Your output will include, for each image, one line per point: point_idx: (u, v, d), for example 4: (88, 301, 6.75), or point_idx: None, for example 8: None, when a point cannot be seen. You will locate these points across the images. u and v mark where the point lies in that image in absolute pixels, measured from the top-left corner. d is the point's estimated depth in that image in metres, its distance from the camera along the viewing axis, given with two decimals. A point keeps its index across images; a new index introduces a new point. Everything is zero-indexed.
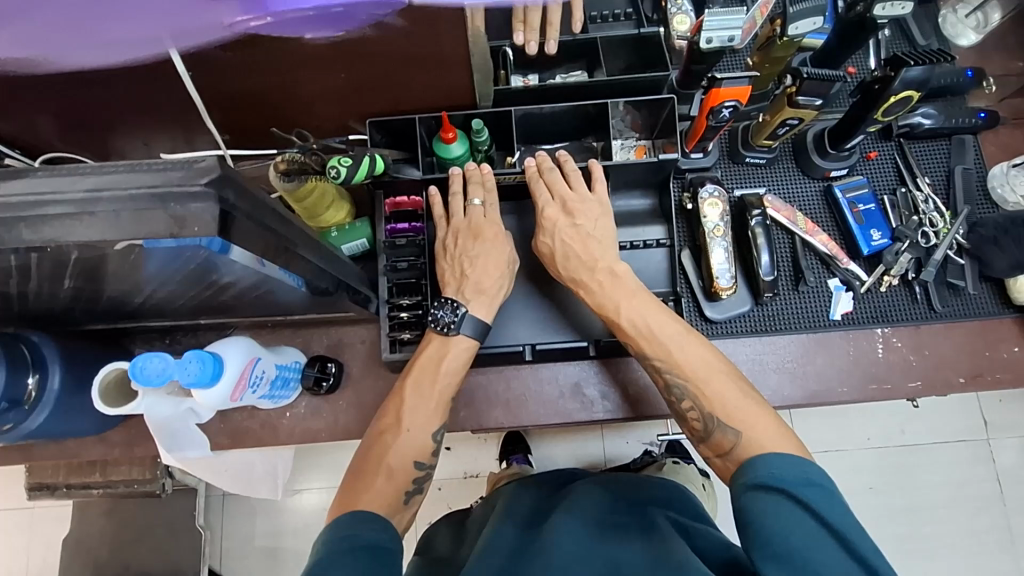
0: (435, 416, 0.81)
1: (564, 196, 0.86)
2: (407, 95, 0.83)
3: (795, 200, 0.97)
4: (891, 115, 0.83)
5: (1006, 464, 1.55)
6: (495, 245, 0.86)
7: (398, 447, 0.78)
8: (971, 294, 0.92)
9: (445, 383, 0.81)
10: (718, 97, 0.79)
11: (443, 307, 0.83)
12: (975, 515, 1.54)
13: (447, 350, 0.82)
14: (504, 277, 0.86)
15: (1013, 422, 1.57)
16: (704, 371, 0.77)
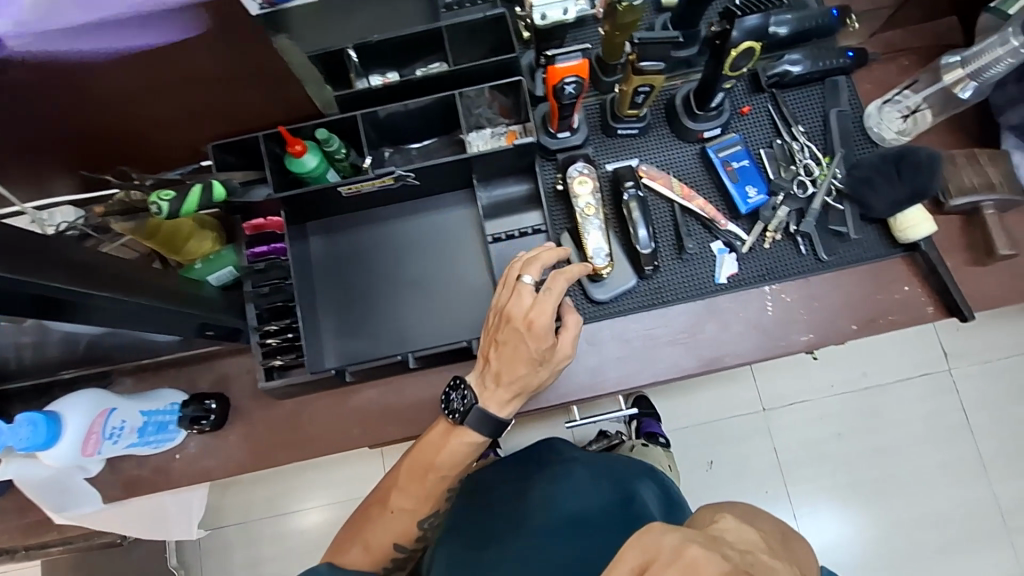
0: (423, 504, 0.79)
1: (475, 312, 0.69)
2: (240, 113, 0.79)
3: (672, 166, 0.94)
4: (739, 70, 0.78)
5: (968, 393, 1.54)
6: (538, 342, 0.73)
7: (384, 526, 0.78)
8: (857, 238, 0.90)
9: (437, 477, 0.78)
10: (556, 75, 0.76)
11: (456, 390, 0.77)
12: (945, 448, 1.52)
13: (447, 441, 0.77)
14: (533, 373, 0.75)
15: (970, 349, 1.56)
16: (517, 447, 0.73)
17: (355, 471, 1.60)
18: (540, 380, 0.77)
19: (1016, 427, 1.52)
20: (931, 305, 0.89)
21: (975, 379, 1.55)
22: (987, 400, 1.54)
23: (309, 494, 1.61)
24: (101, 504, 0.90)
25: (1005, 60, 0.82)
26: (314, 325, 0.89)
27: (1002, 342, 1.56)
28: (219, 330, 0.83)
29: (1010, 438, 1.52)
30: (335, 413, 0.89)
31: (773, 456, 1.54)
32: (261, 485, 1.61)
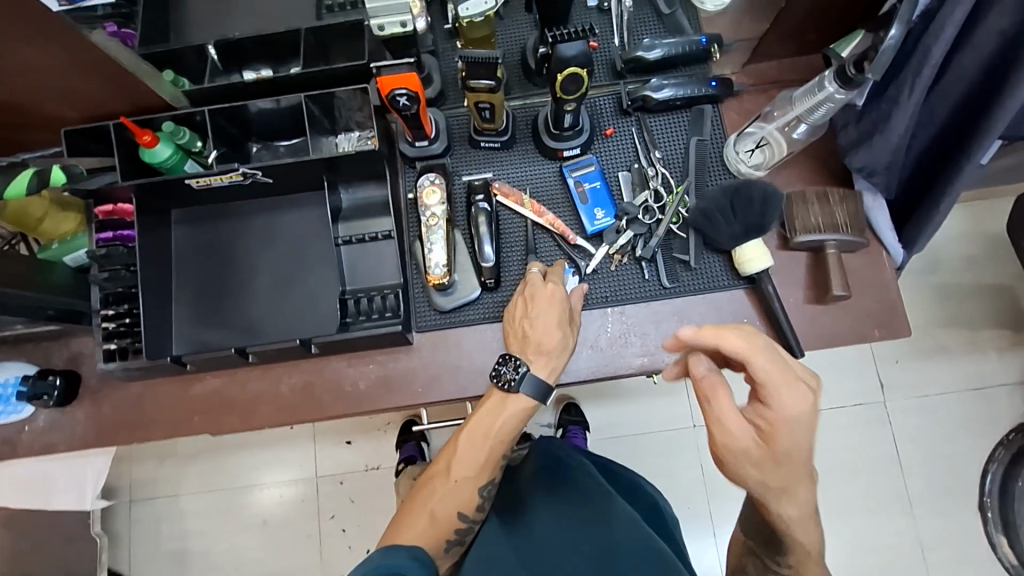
0: (485, 470, 0.83)
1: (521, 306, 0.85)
2: (92, 102, 0.83)
3: (531, 182, 0.95)
4: (573, 93, 0.80)
5: (900, 426, 1.51)
6: (554, 305, 0.84)
7: (446, 495, 0.83)
8: (701, 267, 0.91)
9: (496, 441, 0.83)
10: (385, 86, 0.78)
11: (506, 363, 0.82)
12: (871, 480, 1.49)
13: (504, 408, 0.83)
14: (566, 334, 0.84)
15: (909, 383, 1.53)
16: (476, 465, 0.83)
17: (278, 455, 1.63)
18: (568, 340, 0.84)
19: (948, 464, 1.48)
20: (766, 340, 0.89)
21: (911, 413, 1.52)
22: (920, 435, 1.50)
23: (250, 475, 1.62)
24: None
25: (827, 103, 0.82)
26: (163, 312, 0.92)
27: (939, 378, 1.52)
28: (60, 312, 0.86)
29: (943, 474, 1.48)
30: (178, 400, 0.92)
31: (699, 475, 1.53)
32: (198, 462, 1.63)
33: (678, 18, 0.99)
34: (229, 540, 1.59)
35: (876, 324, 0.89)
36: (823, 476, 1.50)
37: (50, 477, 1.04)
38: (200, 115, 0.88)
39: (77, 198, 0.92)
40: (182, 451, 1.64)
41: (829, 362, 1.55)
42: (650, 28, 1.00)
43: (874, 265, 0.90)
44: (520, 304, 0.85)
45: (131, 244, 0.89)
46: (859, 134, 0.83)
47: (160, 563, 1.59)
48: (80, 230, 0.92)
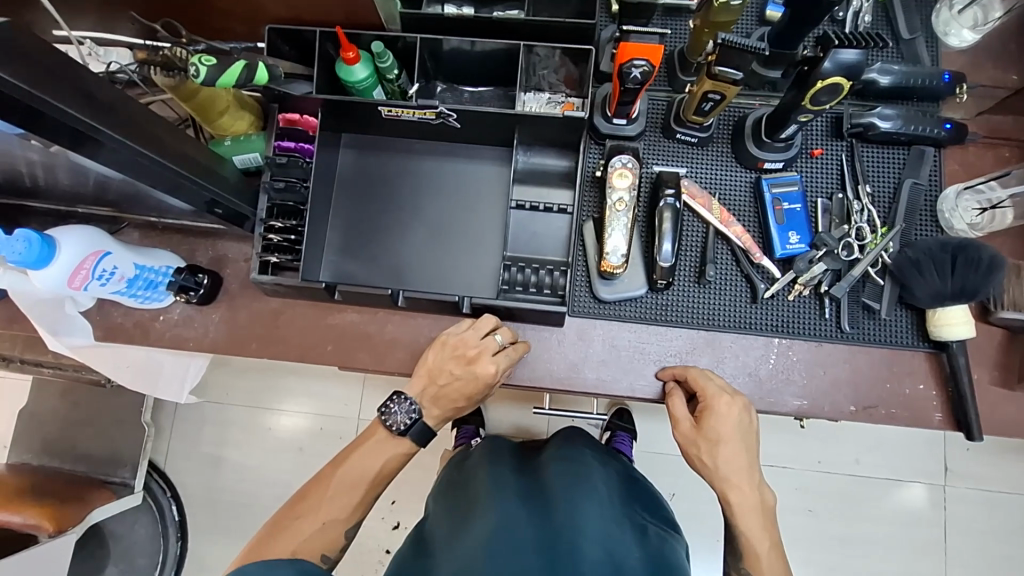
0: (351, 512, 0.82)
1: (457, 369, 0.81)
2: (308, 5, 0.78)
3: (719, 187, 0.89)
4: (820, 105, 0.74)
5: (958, 515, 1.43)
6: (481, 384, 0.81)
7: (314, 533, 0.79)
8: (887, 319, 0.85)
9: (368, 487, 0.82)
10: (626, 54, 0.74)
11: (398, 403, 0.82)
12: (915, 560, 1.42)
13: (383, 451, 0.83)
14: (469, 402, 0.84)
15: (979, 474, 1.44)
16: (352, 488, 0.82)
17: (331, 391, 1.61)
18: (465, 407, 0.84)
19: (999, 566, 1.41)
20: (939, 413, 0.83)
21: (976, 505, 1.43)
22: (978, 531, 1.42)
23: (271, 399, 1.60)
24: (92, 339, 0.93)
25: None
26: (319, 235, 0.88)
27: (1014, 478, 1.43)
28: (227, 212, 0.83)
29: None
30: (314, 325, 0.90)
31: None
32: (247, 377, 1.62)
33: (918, 46, 0.90)
34: (261, 458, 1.58)
35: None
36: (867, 547, 1.43)
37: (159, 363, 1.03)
38: (404, 41, 0.84)
39: (253, 96, 0.89)
40: (236, 363, 1.61)
41: (906, 432, 1.46)
42: (883, 51, 0.91)
43: None
44: (452, 350, 0.81)
45: (309, 159, 0.87)
46: None
47: (194, 465, 1.58)
48: (253, 132, 0.89)
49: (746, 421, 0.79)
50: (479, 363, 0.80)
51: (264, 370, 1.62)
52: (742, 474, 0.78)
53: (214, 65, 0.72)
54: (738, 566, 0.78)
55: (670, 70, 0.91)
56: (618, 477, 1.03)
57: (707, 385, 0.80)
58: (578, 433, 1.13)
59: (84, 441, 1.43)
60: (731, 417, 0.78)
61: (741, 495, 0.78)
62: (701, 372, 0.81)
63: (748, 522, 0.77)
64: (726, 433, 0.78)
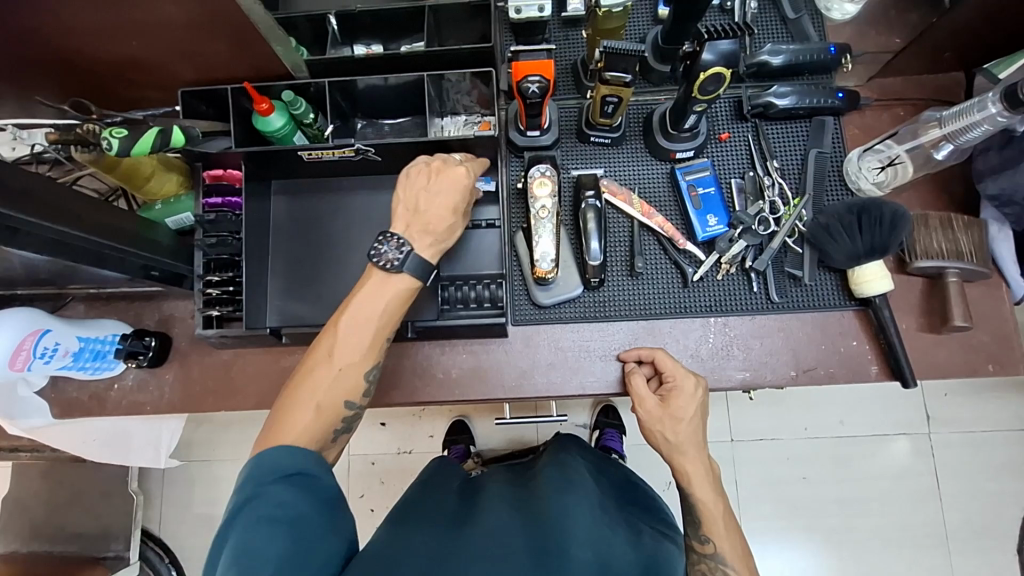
0: (368, 356, 0.75)
1: (427, 196, 0.76)
2: (215, 64, 0.82)
3: (639, 182, 0.93)
4: (709, 94, 0.78)
5: (942, 460, 1.45)
6: (456, 181, 0.77)
7: (330, 382, 0.74)
8: (812, 285, 0.88)
9: (380, 330, 0.75)
10: (519, 72, 0.78)
11: (387, 242, 0.75)
12: (906, 509, 1.44)
13: (386, 288, 0.74)
14: (455, 219, 0.77)
15: (957, 417, 1.47)
16: (361, 337, 0.74)
17: None
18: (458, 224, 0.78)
19: (991, 504, 1.43)
20: (875, 365, 0.87)
21: (958, 448, 1.46)
22: (962, 472, 1.45)
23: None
24: (50, 418, 0.93)
25: (983, 125, 0.79)
26: (258, 282, 0.90)
27: (988, 415, 1.46)
28: (163, 274, 0.85)
29: (985, 513, 1.43)
30: (268, 371, 0.91)
31: (734, 492, 1.48)
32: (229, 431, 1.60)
33: (804, 24, 0.95)
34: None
35: (989, 359, 0.85)
36: (857, 505, 1.46)
37: (129, 430, 1.03)
38: (315, 86, 0.87)
39: (178, 158, 0.89)
40: (217, 417, 1.60)
41: (879, 387, 1.49)
42: (774, 33, 0.96)
43: (993, 298, 0.86)
44: (420, 176, 0.77)
45: (238, 211, 0.89)
46: (1003, 161, 0.82)
47: (185, 527, 1.57)
48: (183, 193, 0.92)
49: (704, 401, 0.81)
50: (446, 170, 0.77)
51: (244, 420, 1.60)
52: (697, 447, 0.80)
53: (127, 134, 0.74)
54: (698, 536, 0.80)
55: (576, 78, 0.95)
56: (611, 484, 1.01)
57: (669, 363, 0.82)
58: (573, 442, 1.11)
59: (69, 520, 1.42)
60: (694, 396, 0.80)
61: (696, 466, 0.79)
62: (666, 355, 0.84)
63: (703, 491, 0.79)
64: (689, 411, 0.80)
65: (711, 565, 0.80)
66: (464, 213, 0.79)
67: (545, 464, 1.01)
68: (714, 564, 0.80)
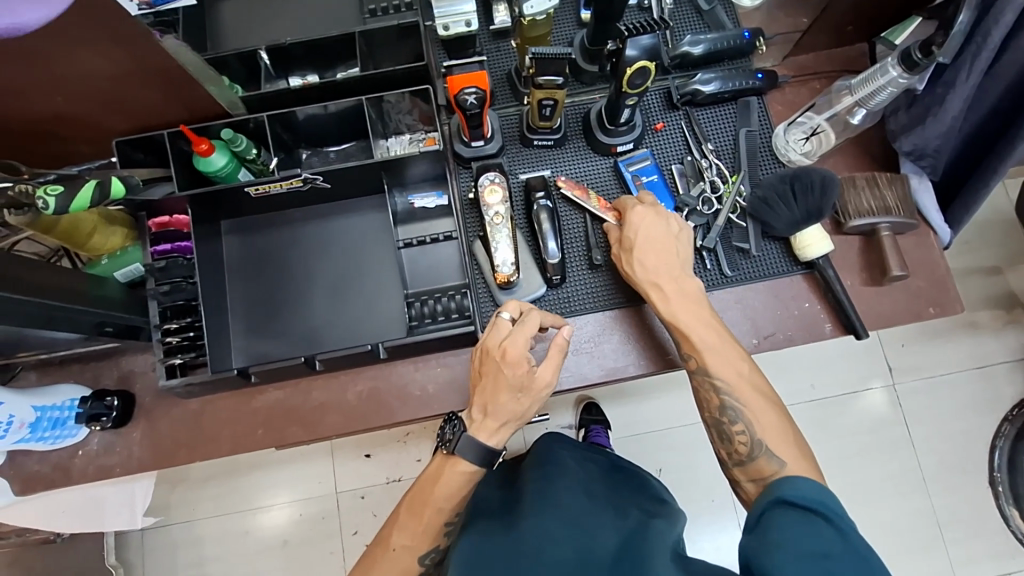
0: (423, 539, 0.82)
1: (483, 371, 0.79)
2: (147, 110, 0.81)
3: (585, 179, 0.96)
4: (638, 87, 0.82)
5: (908, 406, 1.53)
6: (513, 369, 0.77)
7: (386, 561, 0.81)
8: (760, 255, 0.93)
9: (435, 508, 0.81)
10: (455, 85, 0.80)
11: (451, 423, 0.81)
12: (882, 459, 1.51)
13: (445, 473, 0.81)
14: (514, 401, 0.78)
15: (914, 365, 1.55)
16: (419, 515, 0.82)
17: (295, 473, 1.54)
18: (524, 409, 0.79)
19: (957, 442, 1.51)
20: (829, 323, 0.91)
21: (918, 394, 1.54)
22: (928, 415, 1.52)
23: (247, 498, 1.53)
24: (13, 497, 0.88)
25: (887, 88, 0.84)
26: (219, 325, 0.89)
27: (943, 358, 1.54)
28: (118, 328, 0.83)
29: (954, 452, 1.50)
30: (239, 414, 0.89)
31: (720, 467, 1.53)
32: (212, 485, 1.54)
33: (718, 14, 1.01)
34: (247, 562, 1.50)
35: (929, 303, 0.91)
36: (837, 463, 1.51)
37: (98, 498, 0.98)
38: (253, 121, 0.86)
39: (120, 210, 0.87)
40: (194, 474, 1.54)
41: (840, 346, 1.56)
42: (691, 25, 1.02)
43: (924, 246, 0.93)
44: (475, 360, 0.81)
45: (190, 255, 0.88)
46: (911, 119, 0.87)
47: None
48: (129, 244, 0.89)
49: (663, 228, 0.85)
50: (512, 352, 0.77)
51: (224, 472, 1.54)
52: (666, 273, 0.83)
53: (61, 193, 0.72)
54: (681, 354, 0.82)
55: (512, 87, 0.98)
56: (600, 471, 1.02)
57: (626, 202, 0.88)
58: (559, 435, 1.11)
59: None
60: (641, 224, 0.85)
61: (664, 290, 0.82)
62: (631, 198, 0.88)
63: (685, 314, 0.81)
64: (646, 240, 0.84)
65: (699, 379, 0.80)
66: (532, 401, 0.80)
67: (533, 461, 1.01)
68: (712, 388, 0.80)
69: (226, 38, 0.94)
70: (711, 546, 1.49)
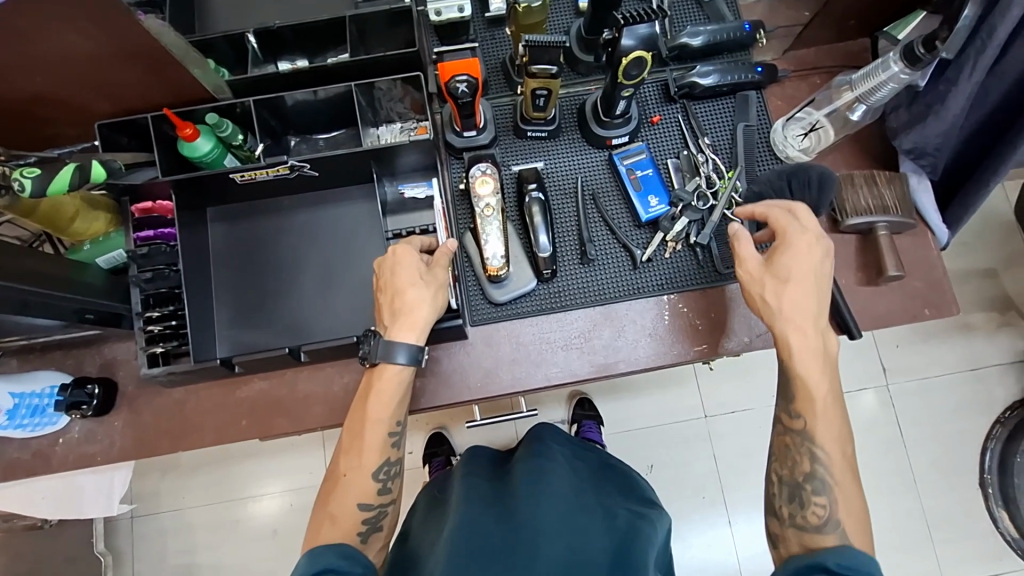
0: (372, 455, 0.77)
1: (384, 282, 0.79)
2: (131, 92, 0.79)
3: (579, 172, 0.94)
4: (633, 78, 0.80)
5: (902, 408, 1.52)
6: (405, 264, 0.79)
7: (341, 490, 0.77)
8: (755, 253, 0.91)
9: (376, 420, 0.77)
10: (446, 72, 0.78)
11: (369, 340, 0.78)
12: (874, 459, 1.50)
13: (375, 381, 0.78)
14: (435, 298, 0.78)
15: (909, 366, 1.54)
16: (356, 432, 0.78)
17: (285, 464, 1.53)
18: (432, 305, 0.78)
19: (949, 443, 1.50)
20: None
21: (911, 394, 1.53)
22: (922, 417, 1.51)
23: (237, 487, 1.52)
24: None
25: (889, 84, 0.82)
26: (203, 314, 0.87)
27: (937, 359, 1.53)
28: (100, 315, 0.81)
29: (946, 453, 1.50)
30: (223, 403, 0.88)
31: (713, 464, 1.52)
32: (199, 474, 1.53)
33: (718, 5, 0.98)
34: (236, 552, 1.49)
35: (925, 304, 0.90)
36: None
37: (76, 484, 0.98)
38: (240, 106, 0.84)
39: (103, 195, 0.86)
40: (183, 463, 1.53)
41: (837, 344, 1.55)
42: (691, 16, 1.00)
43: (922, 246, 0.91)
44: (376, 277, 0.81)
45: (173, 242, 0.86)
46: (911, 117, 0.85)
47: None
48: (112, 230, 0.87)
49: (822, 266, 0.77)
50: (409, 253, 0.79)
51: (213, 461, 1.53)
52: (810, 318, 0.76)
53: (39, 175, 0.71)
54: (788, 409, 0.77)
55: (507, 76, 0.96)
56: (589, 467, 1.02)
57: (789, 224, 0.78)
58: (549, 428, 1.10)
59: None
60: (807, 260, 0.77)
61: (804, 342, 0.75)
62: (784, 214, 0.80)
63: (804, 365, 0.75)
64: (798, 272, 0.76)
65: (797, 440, 0.76)
66: (395, 321, 0.77)
67: (522, 454, 1.01)
68: (800, 440, 0.76)
69: (212, 20, 0.92)
70: (702, 542, 1.49)
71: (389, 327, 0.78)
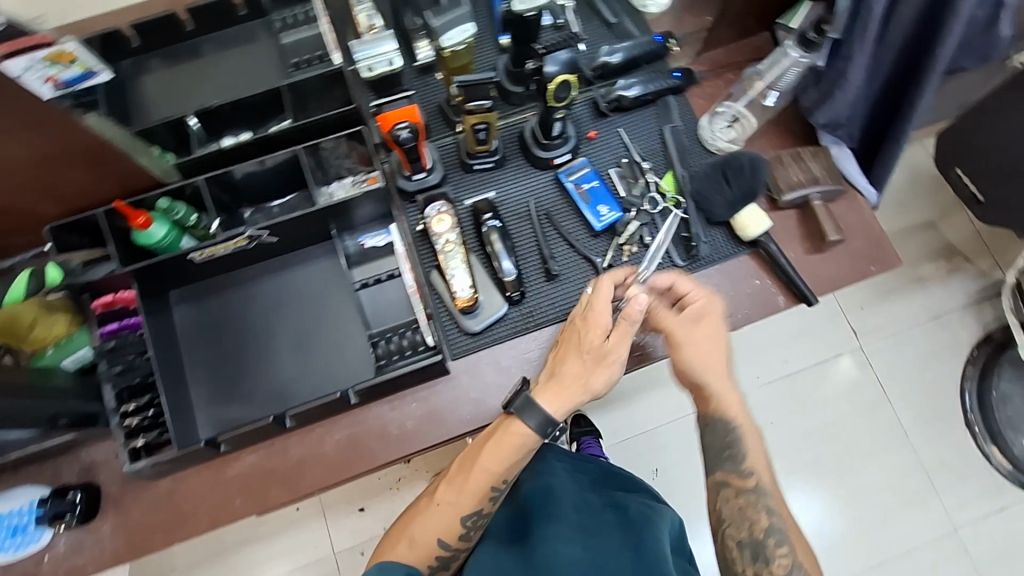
0: (468, 497, 0.77)
1: (585, 328, 0.77)
2: (76, 191, 0.81)
3: (530, 194, 0.98)
4: (563, 100, 0.85)
5: (882, 366, 1.57)
6: (592, 328, 0.77)
7: (427, 519, 0.77)
8: (708, 242, 0.95)
9: (484, 471, 0.77)
10: (388, 121, 0.82)
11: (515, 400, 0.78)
12: (864, 421, 1.54)
13: (501, 439, 0.77)
14: (586, 374, 0.76)
15: (878, 325, 1.60)
16: (461, 468, 0.79)
17: (287, 543, 1.47)
18: (589, 376, 0.76)
19: (929, 391, 1.55)
20: (782, 295, 0.94)
21: (885, 351, 1.58)
22: (899, 371, 1.57)
23: None
24: None
25: (793, 67, 0.96)
26: (180, 398, 0.86)
27: (899, 314, 1.60)
28: (73, 419, 0.79)
29: (929, 400, 1.55)
30: (213, 485, 0.86)
31: None
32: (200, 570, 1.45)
33: (624, 25, 1.06)
34: None
35: (871, 260, 0.95)
36: (827, 431, 1.54)
37: None
38: (191, 187, 0.86)
39: (62, 298, 0.82)
40: (180, 562, 1.46)
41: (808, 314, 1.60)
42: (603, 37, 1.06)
43: (855, 208, 0.97)
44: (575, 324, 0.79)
45: (140, 331, 0.85)
46: (821, 94, 0.93)
47: None
48: (75, 330, 0.84)
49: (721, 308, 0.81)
50: (596, 316, 0.77)
51: (210, 553, 1.46)
52: (714, 355, 0.80)
53: None
54: (739, 468, 0.79)
55: (446, 119, 1.00)
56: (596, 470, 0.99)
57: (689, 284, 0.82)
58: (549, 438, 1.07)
59: None
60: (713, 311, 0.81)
61: (723, 393, 0.80)
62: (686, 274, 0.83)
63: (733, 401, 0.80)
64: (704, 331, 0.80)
65: (751, 499, 0.78)
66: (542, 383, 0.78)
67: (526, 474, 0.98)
68: (756, 498, 0.78)
69: (144, 107, 0.92)
70: None
71: (540, 393, 0.77)
